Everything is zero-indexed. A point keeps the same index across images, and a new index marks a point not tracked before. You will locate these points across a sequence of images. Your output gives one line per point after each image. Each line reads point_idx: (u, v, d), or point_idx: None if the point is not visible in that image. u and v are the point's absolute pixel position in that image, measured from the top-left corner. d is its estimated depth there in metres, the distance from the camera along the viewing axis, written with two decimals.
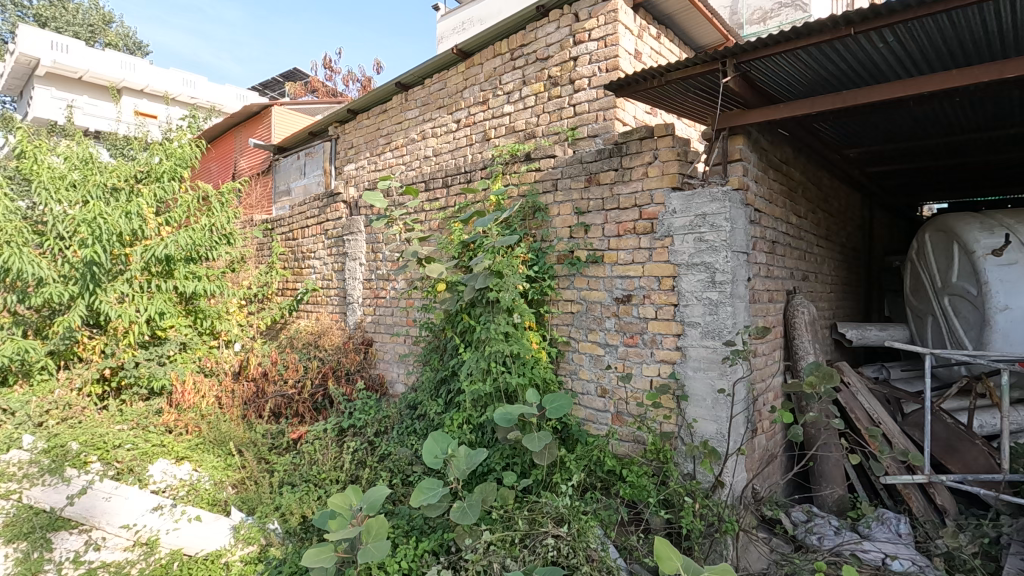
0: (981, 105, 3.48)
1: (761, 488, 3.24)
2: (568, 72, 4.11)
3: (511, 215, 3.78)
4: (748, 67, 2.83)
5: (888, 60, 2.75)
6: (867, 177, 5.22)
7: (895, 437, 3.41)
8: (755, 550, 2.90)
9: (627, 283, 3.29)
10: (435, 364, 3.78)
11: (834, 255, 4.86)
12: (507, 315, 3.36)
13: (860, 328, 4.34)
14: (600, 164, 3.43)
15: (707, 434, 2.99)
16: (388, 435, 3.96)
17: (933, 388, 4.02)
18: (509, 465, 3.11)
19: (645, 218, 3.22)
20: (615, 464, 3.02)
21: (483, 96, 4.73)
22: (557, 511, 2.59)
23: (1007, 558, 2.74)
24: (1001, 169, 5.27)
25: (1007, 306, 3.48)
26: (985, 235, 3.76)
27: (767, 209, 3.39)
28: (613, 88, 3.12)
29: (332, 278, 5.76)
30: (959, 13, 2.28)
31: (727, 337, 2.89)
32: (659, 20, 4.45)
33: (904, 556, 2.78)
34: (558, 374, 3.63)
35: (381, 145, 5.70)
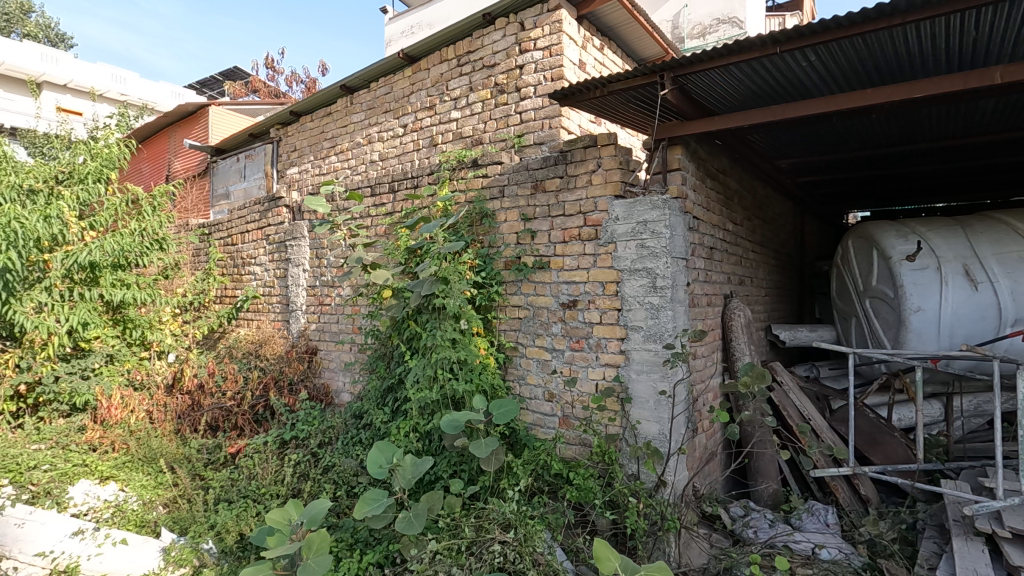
0: (895, 122, 3.76)
1: (701, 485, 3.35)
2: (515, 80, 4.16)
3: (458, 221, 3.77)
4: (685, 81, 2.95)
5: (812, 78, 2.93)
6: (797, 186, 5.52)
7: (824, 432, 3.62)
8: (696, 546, 3.00)
9: (573, 288, 3.35)
10: (382, 372, 3.71)
11: (769, 260, 5.11)
12: (454, 321, 3.34)
13: (792, 329, 4.59)
14: (545, 172, 3.47)
15: (650, 435, 3.07)
16: (332, 446, 3.85)
17: (857, 385, 4.29)
18: (457, 472, 3.10)
19: (589, 225, 3.28)
20: (561, 467, 3.05)
21: (430, 101, 4.71)
22: (504, 517, 2.60)
23: (921, 541, 2.95)
24: (914, 180, 5.70)
25: (920, 308, 3.76)
26: (901, 241, 4.06)
27: (704, 217, 3.52)
28: (558, 97, 3.18)
29: (273, 285, 5.56)
30: (873, 37, 2.47)
31: (668, 340, 3.00)
32: (602, 32, 4.57)
33: (831, 546, 2.94)
34: (506, 379, 3.64)
35: (326, 149, 5.57)
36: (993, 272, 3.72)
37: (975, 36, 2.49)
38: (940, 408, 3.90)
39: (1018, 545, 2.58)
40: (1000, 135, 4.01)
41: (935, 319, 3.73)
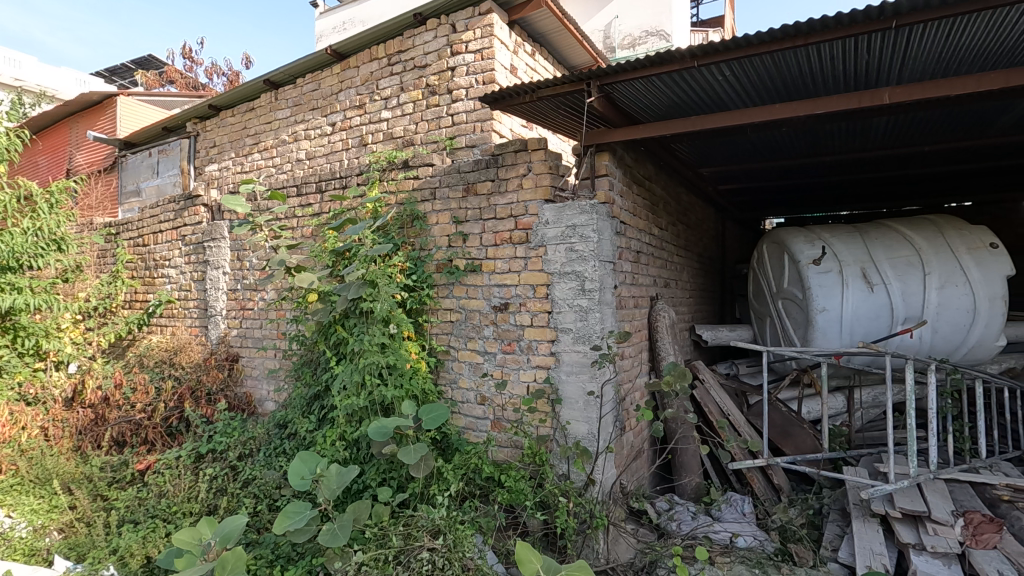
0: (803, 135, 4.05)
1: (629, 482, 3.44)
2: (446, 82, 4.14)
3: (388, 223, 3.69)
4: (611, 89, 3.04)
5: (727, 92, 3.11)
6: (718, 194, 5.82)
7: (741, 426, 3.82)
8: (624, 542, 3.08)
9: (504, 291, 3.36)
10: (307, 379, 3.57)
11: (692, 263, 5.34)
12: (383, 325, 3.26)
13: (713, 329, 4.83)
14: (477, 175, 3.47)
15: (579, 435, 3.13)
16: (253, 458, 3.66)
17: (771, 381, 4.57)
18: (386, 480, 3.03)
19: (520, 228, 3.31)
20: (492, 470, 3.04)
21: (360, 100, 4.59)
22: (432, 524, 2.57)
23: (826, 525, 3.17)
24: (821, 190, 6.16)
25: (825, 308, 4.07)
26: (808, 246, 4.37)
27: (631, 221, 3.64)
28: (488, 100, 3.19)
29: (190, 288, 5.22)
30: (780, 55, 2.65)
31: (596, 342, 3.07)
32: (534, 38, 4.63)
33: (747, 534, 3.11)
34: (438, 383, 3.60)
35: (248, 145, 5.30)
36: (886, 275, 4.08)
37: (869, 59, 2.72)
38: (843, 401, 4.22)
39: (907, 524, 2.84)
40: (892, 150, 4.41)
41: (838, 318, 4.04)
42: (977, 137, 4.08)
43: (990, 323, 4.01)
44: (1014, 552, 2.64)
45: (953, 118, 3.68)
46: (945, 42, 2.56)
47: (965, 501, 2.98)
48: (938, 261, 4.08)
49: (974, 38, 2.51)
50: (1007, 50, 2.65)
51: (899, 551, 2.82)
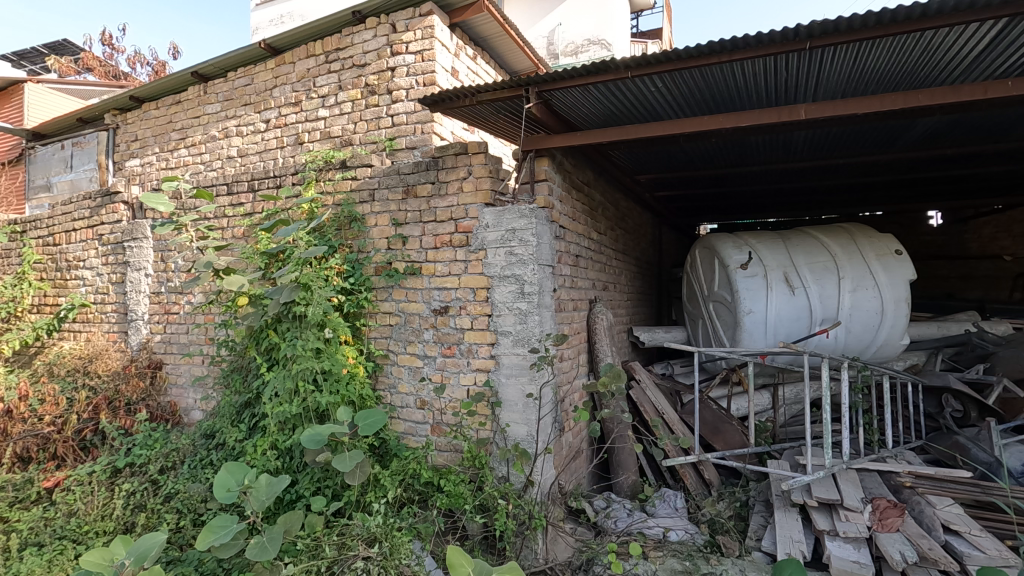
0: (731, 146, 4.26)
1: (568, 481, 3.50)
2: (386, 82, 4.08)
3: (325, 224, 3.60)
4: (549, 96, 3.10)
5: (660, 103, 3.24)
6: (655, 200, 6.03)
7: (675, 424, 3.98)
8: (563, 542, 3.11)
9: (444, 295, 3.34)
10: (236, 387, 3.43)
11: (630, 266, 5.51)
12: (318, 329, 3.16)
13: (650, 330, 5.01)
14: (417, 177, 3.44)
15: (519, 437, 3.16)
16: (176, 471, 3.46)
17: (703, 380, 4.77)
18: (320, 489, 2.95)
19: (460, 231, 3.31)
20: (432, 475, 3.03)
21: (296, 97, 4.45)
22: (368, 533, 2.52)
23: (751, 516, 3.34)
24: (750, 198, 6.50)
25: (752, 310, 4.30)
26: (736, 251, 4.60)
27: (570, 226, 3.71)
28: (428, 102, 3.18)
29: (108, 291, 4.88)
30: (708, 70, 2.79)
31: (535, 344, 3.11)
32: (475, 41, 4.64)
33: (679, 528, 3.22)
34: (377, 388, 3.53)
35: (174, 140, 5.02)
36: (806, 279, 4.35)
37: (789, 77, 2.91)
38: (769, 397, 4.47)
39: (823, 512, 3.03)
40: (811, 162, 4.72)
41: (763, 320, 4.29)
42: (885, 152, 4.43)
43: (895, 324, 4.36)
44: (914, 533, 2.84)
45: (863, 134, 3.98)
46: (854, 64, 2.77)
47: (874, 488, 3.22)
48: (851, 267, 4.39)
49: (878, 61, 2.73)
50: (906, 74, 2.90)
51: (816, 538, 3.00)
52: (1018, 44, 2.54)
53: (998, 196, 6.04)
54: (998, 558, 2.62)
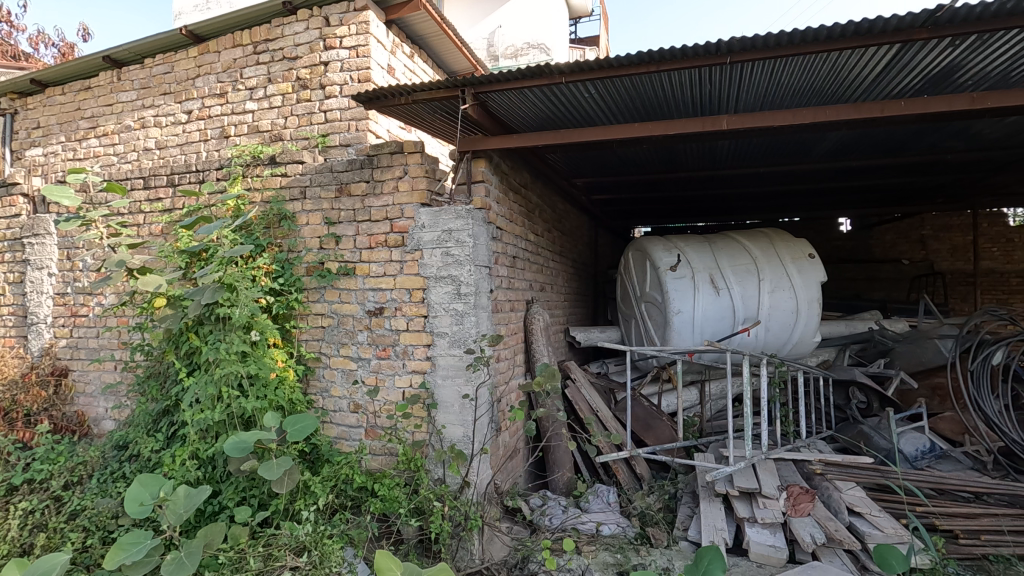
0: (662, 153, 4.44)
1: (504, 480, 3.53)
2: (319, 77, 3.96)
3: (251, 222, 3.44)
4: (486, 98, 3.11)
5: (594, 109, 3.33)
6: (591, 203, 6.18)
7: (608, 421, 4.10)
8: (499, 541, 3.14)
9: (379, 296, 3.29)
10: (153, 394, 3.22)
11: (567, 268, 5.62)
12: (243, 332, 3.03)
13: (586, 330, 5.13)
14: (351, 175, 3.36)
15: (455, 438, 3.15)
16: (84, 486, 3.21)
17: (635, 377, 4.94)
18: (245, 499, 2.82)
19: (396, 231, 3.26)
20: (365, 480, 2.97)
21: (221, 88, 4.23)
22: (296, 542, 2.45)
23: (679, 507, 3.48)
24: (680, 203, 6.79)
25: (680, 310, 4.50)
26: (666, 253, 4.79)
27: (507, 227, 3.74)
28: (362, 99, 3.12)
29: (4, 292, 4.46)
30: (638, 78, 2.89)
31: (470, 345, 3.11)
32: (412, 39, 4.59)
33: (612, 522, 3.31)
34: (308, 393, 3.41)
35: (82, 129, 4.66)
36: (730, 280, 4.60)
37: (713, 88, 3.06)
38: (696, 393, 4.68)
39: (743, 501, 3.20)
40: (734, 170, 4.99)
41: (690, 319, 4.49)
42: (800, 163, 4.76)
43: (808, 323, 4.68)
44: (823, 517, 3.06)
45: (780, 145, 4.26)
46: (770, 79, 2.95)
47: (789, 476, 3.44)
48: (770, 269, 4.68)
49: (792, 78, 2.93)
50: (816, 91, 3.13)
51: (737, 525, 3.18)
52: (909, 68, 2.80)
53: (897, 205, 6.62)
54: (893, 535, 2.87)
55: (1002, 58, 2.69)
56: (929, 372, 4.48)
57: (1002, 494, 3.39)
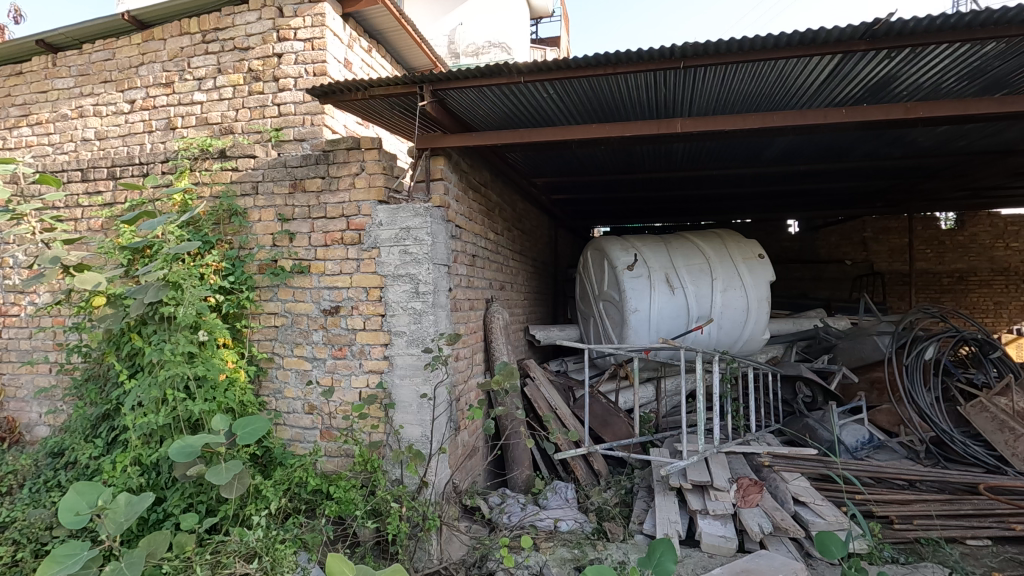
0: (620, 154, 4.52)
1: (463, 480, 3.52)
2: (272, 69, 3.85)
3: (200, 217, 3.31)
4: (445, 95, 3.09)
5: (553, 109, 3.36)
6: (551, 202, 6.22)
7: (567, 418, 4.15)
8: (457, 540, 3.13)
9: (335, 294, 3.22)
10: (92, 398, 3.06)
11: (527, 267, 5.65)
12: (190, 332, 2.91)
13: (545, 329, 5.17)
14: (305, 171, 3.28)
15: (413, 438, 3.12)
16: (14, 496, 3.02)
17: (594, 375, 5.02)
18: (191, 506, 2.72)
19: (352, 229, 3.20)
20: (320, 482, 2.91)
21: (166, 77, 4.05)
22: (245, 548, 2.38)
23: (635, 501, 3.56)
24: (638, 203, 6.92)
25: (637, 308, 4.59)
26: (624, 253, 4.88)
27: (466, 226, 3.73)
28: (317, 93, 3.05)
29: None
30: (596, 80, 2.94)
31: (428, 344, 3.09)
32: (370, 34, 4.51)
33: (569, 518, 3.35)
34: (260, 394, 3.31)
35: (13, 117, 4.38)
36: (684, 280, 4.72)
37: (668, 92, 3.14)
38: (652, 390, 4.79)
39: (696, 494, 3.30)
40: (689, 172, 5.13)
41: (647, 318, 4.59)
42: (751, 166, 4.93)
43: (758, 321, 4.86)
44: (770, 507, 3.19)
45: (732, 149, 4.40)
46: (722, 85, 3.05)
47: (739, 469, 3.56)
48: (722, 269, 4.83)
49: (742, 84, 3.03)
50: (765, 97, 3.25)
51: (690, 518, 3.27)
52: (850, 78, 2.94)
53: (840, 208, 6.94)
54: (835, 523, 3.02)
55: (933, 70, 2.86)
56: (868, 366, 4.72)
57: (932, 481, 3.60)
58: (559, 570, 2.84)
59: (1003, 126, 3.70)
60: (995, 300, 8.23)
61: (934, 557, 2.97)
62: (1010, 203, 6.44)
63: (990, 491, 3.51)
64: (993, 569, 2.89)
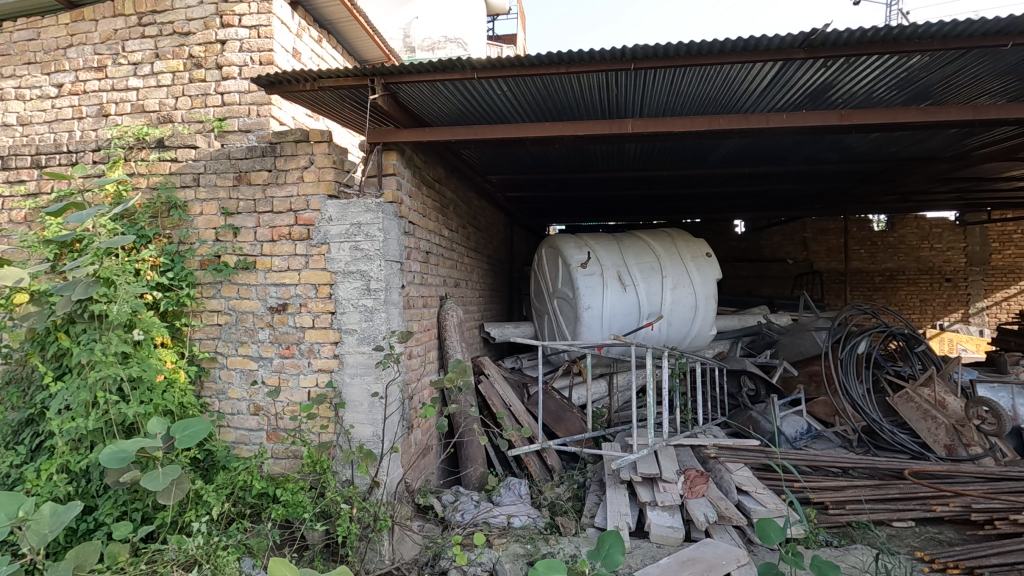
0: (573, 153, 4.57)
1: (416, 478, 3.49)
2: (214, 56, 3.69)
3: (135, 210, 3.14)
4: (397, 89, 3.04)
5: (506, 106, 3.36)
6: (506, 200, 6.23)
7: (521, 415, 4.17)
8: (409, 540, 3.10)
9: (282, 291, 3.12)
10: (13, 402, 2.86)
11: (481, 264, 5.64)
12: (124, 331, 2.76)
13: (500, 326, 5.19)
14: (250, 163, 3.17)
15: (364, 438, 3.06)
16: None
17: (548, 372, 5.06)
18: (126, 514, 2.59)
19: (300, 224, 3.11)
20: (266, 485, 2.81)
21: (98, 60, 3.82)
22: (184, 556, 2.29)
23: (587, 495, 3.61)
24: (592, 202, 7.03)
25: (590, 306, 4.66)
26: (577, 251, 4.94)
27: (419, 222, 3.68)
28: (262, 83, 2.94)
29: None
30: (549, 79, 2.96)
31: (380, 342, 3.04)
32: (320, 23, 4.39)
33: (523, 514, 3.37)
34: (201, 396, 3.17)
35: None
36: (636, 277, 4.82)
37: (620, 92, 3.19)
38: (605, 385, 4.88)
39: (646, 486, 3.38)
40: (641, 172, 5.24)
41: (599, 315, 4.66)
42: (699, 167, 5.08)
43: (705, 317, 5.02)
44: (715, 497, 3.30)
45: (682, 150, 4.52)
46: (671, 87, 3.13)
47: (686, 461, 3.68)
48: (672, 267, 4.97)
49: (690, 87, 3.12)
50: (712, 101, 3.35)
51: (640, 509, 3.35)
52: (790, 85, 3.08)
53: (783, 209, 7.26)
54: (774, 510, 3.16)
55: (865, 80, 3.03)
56: (807, 361, 4.97)
57: (863, 467, 3.82)
58: (512, 566, 2.86)
59: (927, 135, 3.95)
60: (921, 297, 8.80)
61: (863, 539, 3.17)
62: (934, 207, 6.90)
63: (914, 475, 3.75)
64: (914, 547, 3.13)
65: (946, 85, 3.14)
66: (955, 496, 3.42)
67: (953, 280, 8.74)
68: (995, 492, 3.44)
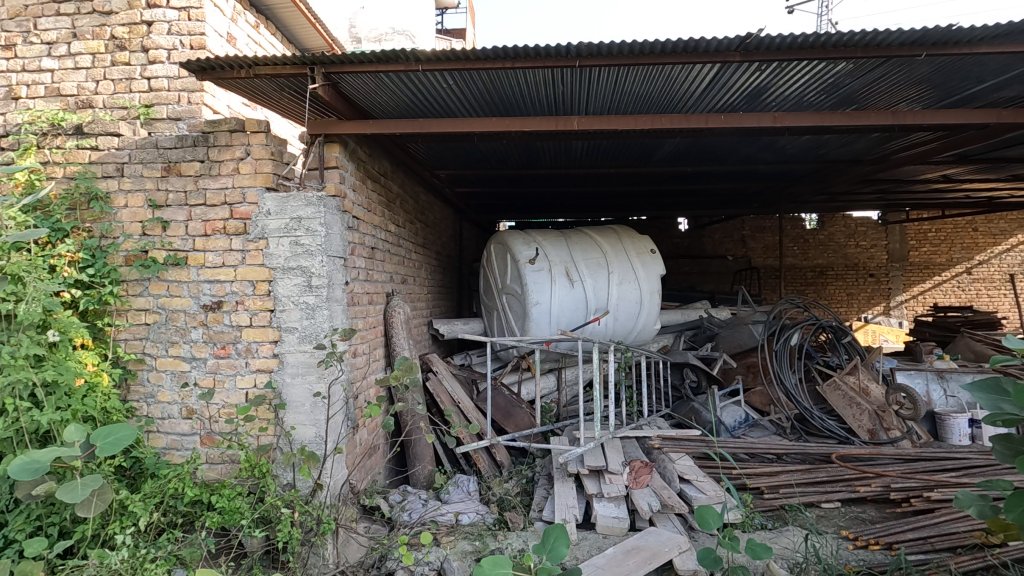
0: (521, 149, 4.58)
1: (362, 478, 3.41)
2: (139, 38, 3.47)
3: (49, 201, 2.91)
4: (338, 80, 2.95)
5: (453, 100, 3.32)
6: (455, 196, 6.18)
7: (470, 411, 4.15)
8: (355, 542, 3.02)
9: (216, 288, 2.97)
10: None
11: (429, 260, 5.57)
12: (37, 332, 2.56)
13: (449, 323, 5.16)
14: (180, 153, 2.99)
15: (305, 440, 2.95)
16: None
17: (497, 368, 5.07)
18: (40, 529, 2.41)
19: (236, 218, 2.97)
20: (200, 492, 2.67)
21: (5, 37, 3.49)
22: (107, 571, 2.16)
23: (536, 490, 3.64)
24: (540, 199, 7.08)
25: (538, 301, 4.69)
26: (525, 247, 4.95)
27: (364, 217, 3.59)
28: (192, 69, 2.79)
29: None
30: (495, 74, 2.94)
31: (322, 340, 2.94)
32: (257, 8, 4.21)
33: (471, 511, 3.36)
34: (127, 400, 2.98)
35: None
36: (583, 273, 4.89)
37: (566, 89, 3.22)
38: (554, 380, 4.92)
39: (593, 478, 3.43)
40: (588, 169, 5.31)
41: (547, 310, 4.70)
42: (644, 166, 5.20)
43: (650, 312, 5.16)
44: (659, 486, 3.38)
45: (627, 149, 4.61)
46: (615, 86, 3.18)
47: (632, 453, 3.76)
48: (618, 263, 5.07)
49: (633, 85, 3.18)
50: (655, 100, 3.42)
51: (587, 501, 3.40)
52: (728, 86, 3.18)
53: (723, 207, 7.54)
54: (714, 497, 3.30)
55: (796, 84, 3.17)
56: (745, 353, 5.18)
57: (796, 453, 4.02)
58: (459, 564, 2.85)
59: (853, 138, 4.18)
60: (848, 291, 9.37)
61: (795, 521, 3.34)
62: (860, 206, 7.34)
63: (841, 459, 3.99)
64: (840, 526, 3.33)
65: (869, 91, 3.33)
66: (876, 477, 3.67)
67: (876, 275, 9.34)
68: (911, 472, 3.70)
